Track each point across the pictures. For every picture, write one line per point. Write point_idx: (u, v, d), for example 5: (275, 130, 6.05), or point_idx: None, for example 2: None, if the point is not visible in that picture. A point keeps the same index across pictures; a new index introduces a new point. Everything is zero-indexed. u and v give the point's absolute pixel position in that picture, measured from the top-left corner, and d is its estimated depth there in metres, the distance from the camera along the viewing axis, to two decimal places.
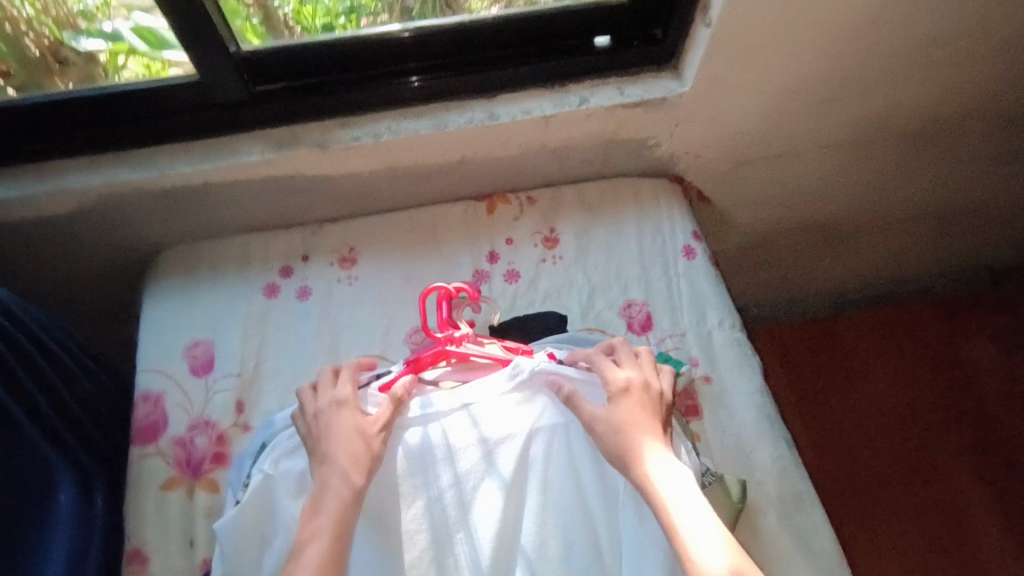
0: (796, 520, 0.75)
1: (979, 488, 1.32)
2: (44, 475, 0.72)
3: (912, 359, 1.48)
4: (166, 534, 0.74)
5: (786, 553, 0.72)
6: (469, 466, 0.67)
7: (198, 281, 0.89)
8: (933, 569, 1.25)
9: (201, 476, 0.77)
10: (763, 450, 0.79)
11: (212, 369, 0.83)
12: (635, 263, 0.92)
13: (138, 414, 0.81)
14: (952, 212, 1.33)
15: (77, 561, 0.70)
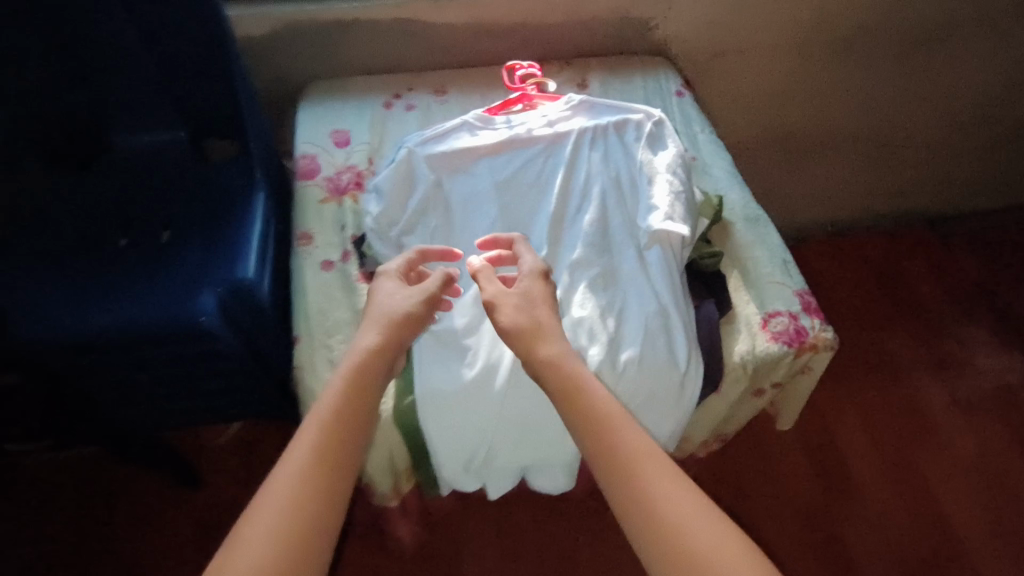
0: (757, 229, 1.11)
1: (932, 388, 1.78)
2: (246, 179, 1.11)
3: (875, 299, 1.94)
4: (324, 223, 1.09)
5: (747, 242, 1.09)
6: (539, 152, 1.01)
7: (334, 98, 1.26)
8: (906, 448, 1.67)
9: (348, 194, 1.13)
10: (733, 194, 1.15)
11: (348, 143, 1.20)
12: (643, 98, 1.30)
13: (299, 164, 1.16)
14: (882, 137, 1.78)
15: (266, 229, 1.08)
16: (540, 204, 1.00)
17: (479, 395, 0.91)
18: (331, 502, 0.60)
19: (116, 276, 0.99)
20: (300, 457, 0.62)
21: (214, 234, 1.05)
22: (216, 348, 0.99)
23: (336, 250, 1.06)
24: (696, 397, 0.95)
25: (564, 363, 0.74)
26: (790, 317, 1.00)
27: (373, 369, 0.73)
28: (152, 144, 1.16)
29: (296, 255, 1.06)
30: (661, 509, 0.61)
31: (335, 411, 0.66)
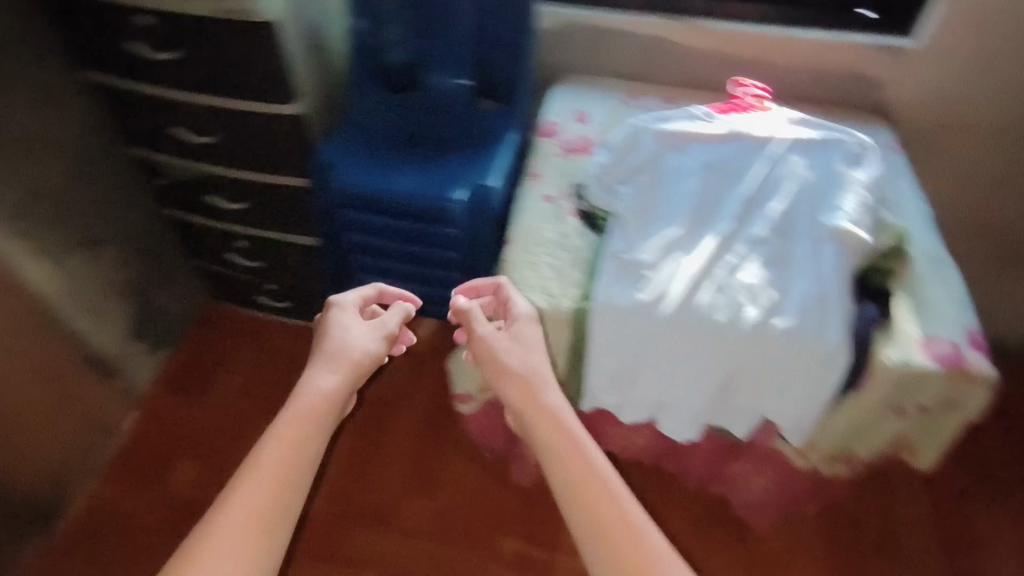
0: (937, 267, 1.17)
1: None
2: (506, 124, 1.42)
3: None
4: (551, 169, 1.35)
5: (926, 275, 1.15)
6: (748, 146, 1.18)
7: (583, 87, 1.54)
8: None
9: (575, 153, 1.38)
10: (920, 233, 1.22)
11: (584, 118, 1.45)
12: None
13: (543, 124, 1.44)
14: None
15: (511, 161, 1.36)
16: (734, 187, 1.16)
17: (642, 313, 1.07)
18: (276, 508, 0.72)
19: (401, 163, 1.32)
20: (246, 493, 0.72)
21: (473, 155, 1.35)
22: (451, 232, 1.29)
23: (556, 190, 1.31)
24: (837, 383, 1.04)
25: (558, 416, 0.83)
26: (950, 347, 1.05)
27: (319, 396, 0.84)
28: (437, 87, 1.44)
29: (525, 185, 1.33)
30: (595, 527, 0.71)
31: (285, 434, 0.78)
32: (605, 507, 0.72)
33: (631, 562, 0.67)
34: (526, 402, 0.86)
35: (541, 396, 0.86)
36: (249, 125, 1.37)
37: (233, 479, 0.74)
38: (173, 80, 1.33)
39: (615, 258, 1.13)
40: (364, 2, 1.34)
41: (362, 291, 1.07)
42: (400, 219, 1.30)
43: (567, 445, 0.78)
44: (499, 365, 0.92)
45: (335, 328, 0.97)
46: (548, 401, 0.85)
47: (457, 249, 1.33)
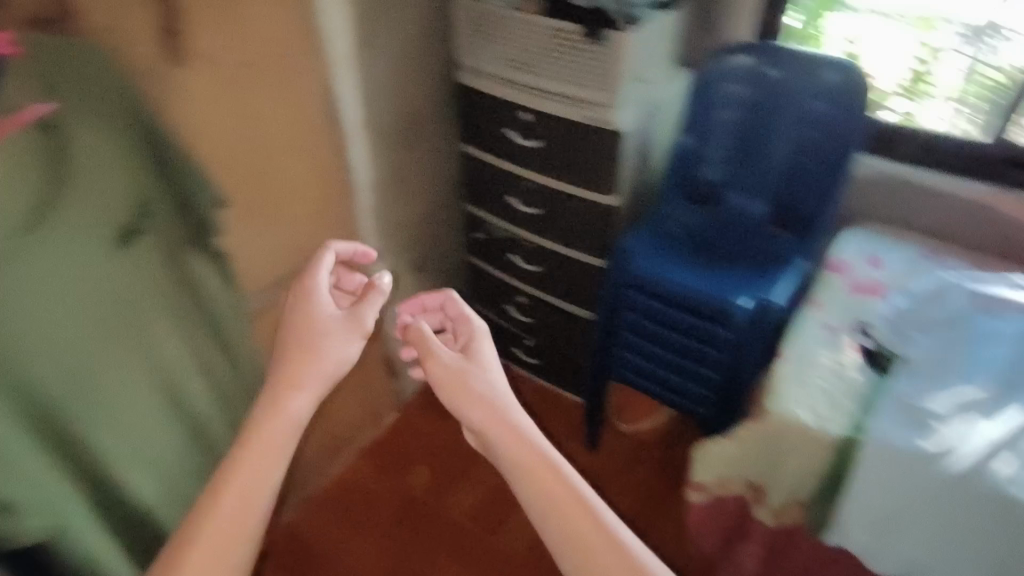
0: None
1: None
2: (797, 253, 1.51)
3: None
4: (838, 302, 1.36)
5: None
6: None
7: (881, 233, 1.55)
8: None
9: (864, 291, 1.38)
10: None
11: (877, 263, 1.45)
12: None
13: (835, 260, 1.46)
14: None
15: (798, 287, 1.43)
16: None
17: (924, 464, 1.04)
18: (247, 525, 0.66)
19: (694, 262, 1.48)
20: (249, 461, 0.68)
21: (759, 272, 1.45)
22: (722, 333, 1.41)
23: (843, 322, 1.31)
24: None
25: (521, 437, 0.71)
26: None
27: (289, 415, 0.72)
28: (739, 206, 1.59)
29: (807, 310, 1.35)
30: (545, 516, 0.67)
31: (252, 454, 0.68)
32: (551, 501, 0.67)
33: (590, 552, 0.64)
34: (459, 404, 0.76)
35: (479, 395, 0.75)
36: (570, 205, 1.66)
37: (235, 450, 0.69)
38: (523, 159, 1.66)
39: (901, 403, 1.12)
40: (696, 123, 1.56)
41: (320, 259, 0.85)
42: (680, 309, 1.44)
43: (498, 432, 0.72)
44: (455, 390, 0.77)
45: (315, 321, 0.80)
46: (476, 396, 0.75)
47: (721, 349, 1.43)
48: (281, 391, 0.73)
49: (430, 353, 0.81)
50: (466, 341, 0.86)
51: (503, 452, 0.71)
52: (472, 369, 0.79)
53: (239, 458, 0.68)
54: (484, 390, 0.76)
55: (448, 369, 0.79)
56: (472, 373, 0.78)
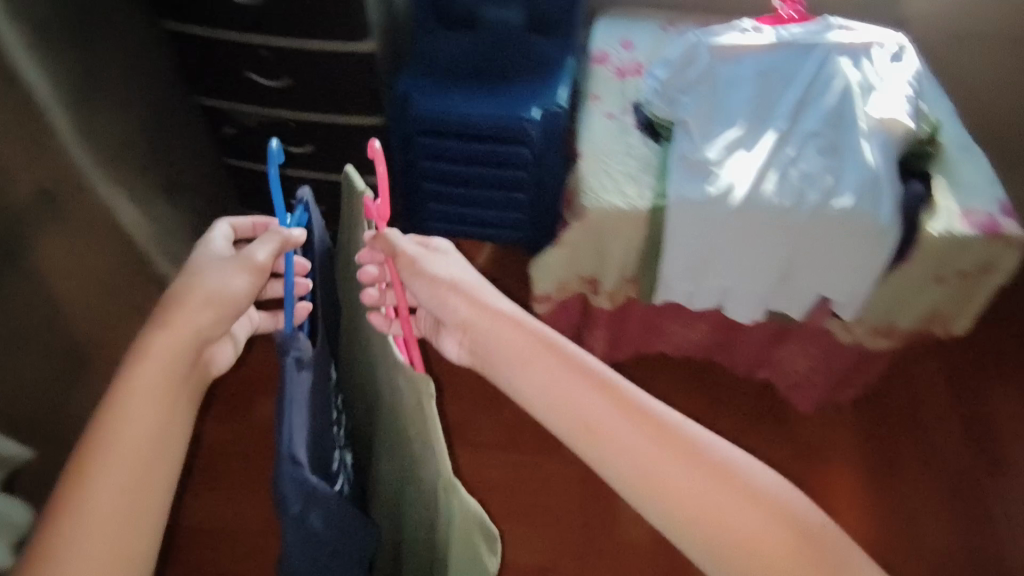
0: (971, 164, 1.27)
1: None
2: (561, 52, 1.52)
3: None
4: (612, 90, 1.48)
5: (966, 176, 1.25)
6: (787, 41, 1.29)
7: (624, 16, 1.67)
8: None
9: (627, 74, 1.50)
10: (952, 146, 1.30)
11: (631, 46, 1.57)
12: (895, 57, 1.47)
13: (597, 51, 1.57)
14: None
15: (571, 87, 1.46)
16: (785, 91, 1.28)
17: (714, 207, 1.19)
18: (151, 499, 0.55)
19: (472, 91, 1.44)
20: (120, 437, 0.55)
21: (535, 82, 1.46)
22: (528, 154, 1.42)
23: (619, 105, 1.44)
24: (887, 257, 1.19)
25: (539, 352, 0.71)
26: (986, 217, 1.18)
27: (186, 327, 0.62)
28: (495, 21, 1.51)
29: (587, 107, 1.45)
30: (588, 425, 0.66)
31: (123, 420, 0.56)
32: (654, 452, 0.63)
33: (650, 466, 0.62)
34: (513, 359, 0.72)
35: (535, 353, 0.71)
36: (332, 71, 1.48)
37: (103, 432, 0.55)
38: (254, 25, 1.42)
39: (686, 160, 1.24)
40: None
41: None
42: (481, 143, 1.43)
43: (555, 367, 0.70)
44: (516, 360, 0.72)
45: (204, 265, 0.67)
46: (531, 348, 0.72)
47: (527, 169, 1.45)
48: (158, 329, 0.61)
49: (464, 321, 0.77)
50: (468, 293, 0.77)
51: (591, 407, 0.66)
52: (527, 347, 0.72)
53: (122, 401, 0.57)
54: (543, 341, 0.72)
55: (491, 341, 0.74)
56: (517, 323, 0.75)
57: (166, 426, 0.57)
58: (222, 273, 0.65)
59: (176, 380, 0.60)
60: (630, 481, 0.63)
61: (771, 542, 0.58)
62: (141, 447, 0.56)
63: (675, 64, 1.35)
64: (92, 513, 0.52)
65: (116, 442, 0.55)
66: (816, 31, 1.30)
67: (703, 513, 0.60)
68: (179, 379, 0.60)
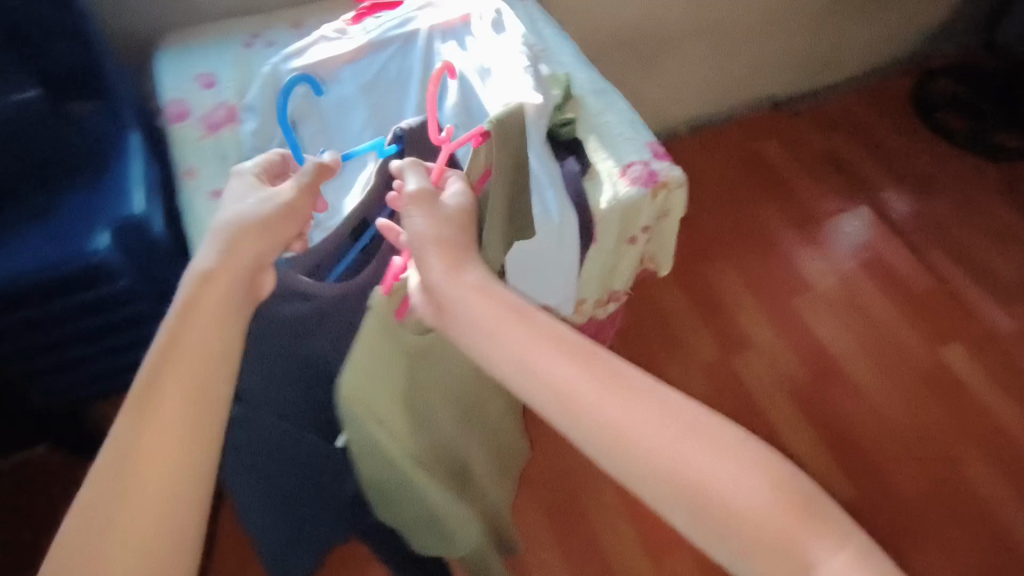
0: (614, 107, 1.22)
1: (791, 253, 2.02)
2: (117, 130, 1.12)
3: (726, 181, 2.20)
4: (205, 158, 1.13)
5: (614, 128, 1.18)
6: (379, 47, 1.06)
7: (191, 45, 1.29)
8: (763, 315, 1.88)
9: (221, 127, 1.16)
10: (590, 96, 1.22)
11: (215, 84, 1.23)
12: None
13: (169, 108, 1.19)
14: (705, 31, 2.05)
15: (148, 176, 1.07)
16: (401, 101, 1.07)
17: None
18: (205, 423, 0.56)
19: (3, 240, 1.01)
20: (177, 365, 0.56)
21: (95, 187, 1.05)
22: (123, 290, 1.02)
23: (224, 178, 1.10)
24: (577, 247, 1.07)
25: (507, 312, 0.64)
26: (643, 165, 1.12)
27: (243, 245, 0.63)
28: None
29: (184, 191, 1.10)
30: (559, 396, 0.60)
31: (191, 344, 0.57)
32: (648, 419, 0.58)
33: (622, 435, 0.57)
34: (479, 334, 0.64)
35: (500, 321, 0.63)
36: None
37: (161, 356, 0.56)
38: None
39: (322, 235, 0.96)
40: None
41: None
42: (43, 305, 0.98)
43: (521, 335, 0.63)
44: (483, 329, 0.64)
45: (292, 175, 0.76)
46: (503, 319, 0.64)
47: (142, 301, 1.05)
48: (213, 251, 0.62)
49: (433, 284, 0.66)
50: (448, 247, 0.68)
51: (559, 371, 0.60)
52: (495, 313, 0.64)
53: (168, 386, 0.55)
54: (517, 303, 0.65)
55: (460, 307, 0.65)
56: (486, 287, 0.66)
57: (214, 385, 0.57)
58: (256, 206, 0.65)
59: (228, 304, 0.60)
60: (595, 437, 0.58)
61: (772, 525, 0.53)
62: (203, 356, 0.57)
63: (265, 113, 1.03)
64: (152, 436, 0.53)
65: (175, 345, 0.57)
66: (403, 22, 1.09)
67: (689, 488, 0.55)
68: (235, 305, 0.61)
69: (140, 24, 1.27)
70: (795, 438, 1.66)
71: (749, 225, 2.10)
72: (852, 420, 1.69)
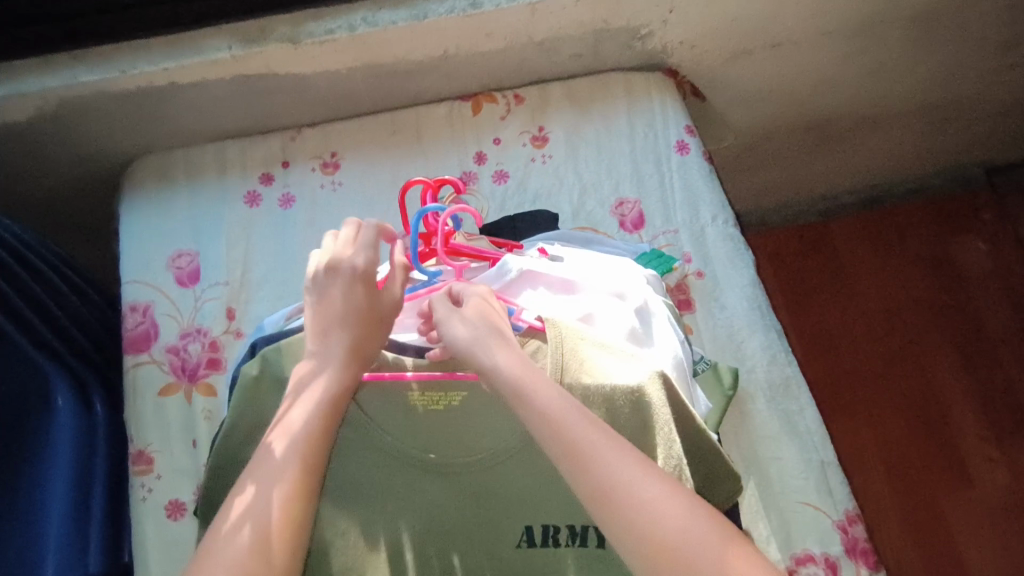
0: (793, 418, 0.77)
1: (953, 420, 1.55)
2: (39, 379, 0.73)
3: (883, 298, 1.69)
4: (167, 435, 0.76)
5: (789, 469, 0.75)
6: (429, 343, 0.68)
7: (174, 191, 0.87)
8: (896, 507, 1.49)
9: (198, 381, 0.78)
10: (760, 399, 0.77)
11: (198, 280, 0.82)
12: (650, 171, 0.88)
13: (128, 324, 0.80)
14: (941, 105, 1.38)
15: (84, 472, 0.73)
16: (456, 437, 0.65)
17: None
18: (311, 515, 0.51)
19: None
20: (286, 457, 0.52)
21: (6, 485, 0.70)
22: None
23: (190, 484, 0.74)
24: None
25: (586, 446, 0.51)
26: (827, 568, 0.70)
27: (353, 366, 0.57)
28: None
29: (133, 491, 0.74)
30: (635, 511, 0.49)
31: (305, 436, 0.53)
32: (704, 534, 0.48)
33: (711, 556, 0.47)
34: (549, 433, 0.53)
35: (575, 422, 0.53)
36: None
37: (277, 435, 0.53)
38: None
39: None
40: None
41: None
42: None
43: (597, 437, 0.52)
44: (557, 433, 0.52)
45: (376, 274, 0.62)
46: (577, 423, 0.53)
47: None
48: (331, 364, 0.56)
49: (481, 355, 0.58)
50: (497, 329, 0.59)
51: (633, 475, 0.50)
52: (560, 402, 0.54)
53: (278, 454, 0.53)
54: (579, 435, 0.52)
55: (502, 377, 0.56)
56: (550, 413, 0.53)
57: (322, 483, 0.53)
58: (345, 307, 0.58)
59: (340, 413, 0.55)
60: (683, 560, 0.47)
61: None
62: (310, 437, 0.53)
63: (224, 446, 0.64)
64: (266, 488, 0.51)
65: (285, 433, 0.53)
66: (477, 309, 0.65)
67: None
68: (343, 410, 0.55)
69: (96, 155, 0.87)
70: None
71: (901, 368, 1.62)
72: None
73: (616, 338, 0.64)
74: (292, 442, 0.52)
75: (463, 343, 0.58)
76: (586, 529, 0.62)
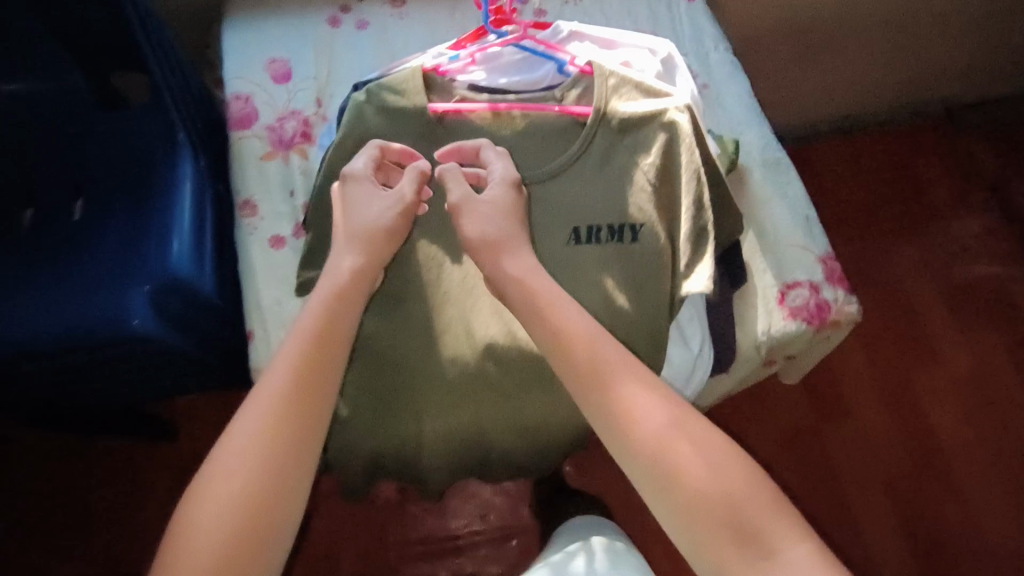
0: (782, 184, 0.96)
1: (921, 311, 1.75)
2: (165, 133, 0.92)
3: (857, 209, 1.89)
4: (268, 188, 0.92)
5: (780, 220, 0.93)
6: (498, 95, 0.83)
7: (267, 14, 1.03)
8: (872, 382, 1.67)
9: (294, 147, 0.94)
10: (756, 171, 0.96)
11: (290, 78, 0.98)
12: (663, 13, 1.07)
13: (232, 108, 0.96)
14: (894, 23, 1.63)
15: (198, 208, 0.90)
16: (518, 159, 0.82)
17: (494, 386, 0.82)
18: (305, 450, 0.55)
19: (31, 279, 0.85)
20: (273, 405, 0.55)
21: (142, 208, 0.89)
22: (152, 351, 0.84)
23: (288, 222, 0.91)
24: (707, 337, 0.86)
25: (606, 374, 0.58)
26: (811, 289, 0.88)
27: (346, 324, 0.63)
28: None
29: (240, 227, 0.91)
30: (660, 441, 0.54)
31: (300, 380, 0.57)
32: (725, 461, 0.53)
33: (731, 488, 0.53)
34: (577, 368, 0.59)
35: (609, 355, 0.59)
36: None
37: (270, 390, 0.57)
38: None
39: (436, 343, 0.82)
40: None
41: None
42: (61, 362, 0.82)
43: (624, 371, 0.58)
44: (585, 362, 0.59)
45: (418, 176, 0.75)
46: (607, 356, 0.59)
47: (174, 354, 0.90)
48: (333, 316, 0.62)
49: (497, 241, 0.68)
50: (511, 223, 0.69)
51: (654, 411, 0.56)
52: (566, 329, 0.61)
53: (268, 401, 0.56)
54: (597, 360, 0.58)
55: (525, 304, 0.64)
56: (568, 332, 0.60)
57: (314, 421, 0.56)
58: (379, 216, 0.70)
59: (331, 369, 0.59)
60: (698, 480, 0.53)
61: None
62: (296, 384, 0.57)
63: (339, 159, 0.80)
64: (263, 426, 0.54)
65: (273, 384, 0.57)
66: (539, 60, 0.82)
67: (732, 520, 0.51)
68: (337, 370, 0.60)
69: None
70: (874, 533, 1.52)
71: (874, 267, 1.81)
72: (946, 521, 1.53)
73: (649, 77, 0.81)
74: (280, 391, 0.56)
75: (483, 236, 0.68)
76: (622, 227, 0.79)
